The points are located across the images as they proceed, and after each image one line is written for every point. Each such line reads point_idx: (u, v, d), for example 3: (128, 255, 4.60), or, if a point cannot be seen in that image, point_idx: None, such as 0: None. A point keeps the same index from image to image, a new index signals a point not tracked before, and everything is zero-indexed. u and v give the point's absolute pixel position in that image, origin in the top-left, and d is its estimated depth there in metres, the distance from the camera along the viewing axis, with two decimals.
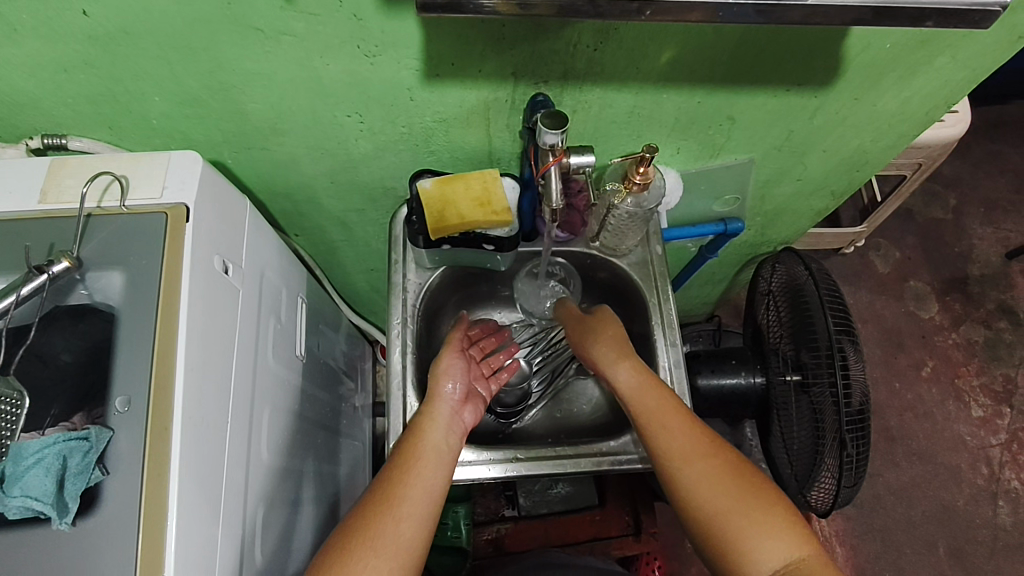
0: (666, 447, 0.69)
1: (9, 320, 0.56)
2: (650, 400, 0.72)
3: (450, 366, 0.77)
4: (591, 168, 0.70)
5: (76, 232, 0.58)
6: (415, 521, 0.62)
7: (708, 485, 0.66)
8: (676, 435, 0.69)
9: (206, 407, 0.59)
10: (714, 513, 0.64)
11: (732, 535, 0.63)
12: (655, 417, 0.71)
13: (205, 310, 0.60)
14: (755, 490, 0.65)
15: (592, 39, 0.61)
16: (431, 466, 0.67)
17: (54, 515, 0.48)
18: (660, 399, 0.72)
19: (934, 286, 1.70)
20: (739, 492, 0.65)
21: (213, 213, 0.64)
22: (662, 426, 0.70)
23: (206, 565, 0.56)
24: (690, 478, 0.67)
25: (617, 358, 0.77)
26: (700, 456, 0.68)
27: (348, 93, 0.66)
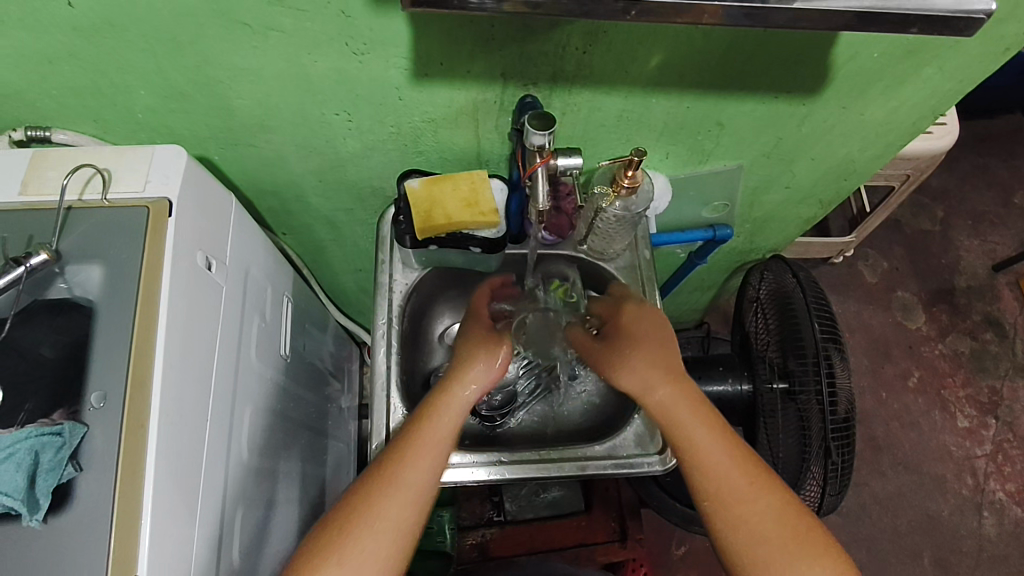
0: (708, 467, 0.63)
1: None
2: (683, 413, 0.65)
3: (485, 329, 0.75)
4: (578, 170, 0.70)
5: (55, 223, 0.58)
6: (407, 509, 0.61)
7: (747, 521, 0.61)
8: (723, 460, 0.63)
9: (185, 404, 0.58)
10: (749, 549, 0.60)
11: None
12: (702, 433, 0.64)
13: (185, 308, 0.59)
14: (803, 538, 0.60)
15: (580, 41, 0.61)
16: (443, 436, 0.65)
17: (24, 511, 0.47)
18: (707, 410, 0.65)
19: (921, 296, 1.71)
20: (787, 537, 0.60)
21: (195, 207, 0.63)
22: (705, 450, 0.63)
23: (179, 566, 0.55)
24: (740, 504, 0.61)
25: (657, 352, 0.68)
26: (749, 485, 0.62)
27: (336, 91, 0.66)
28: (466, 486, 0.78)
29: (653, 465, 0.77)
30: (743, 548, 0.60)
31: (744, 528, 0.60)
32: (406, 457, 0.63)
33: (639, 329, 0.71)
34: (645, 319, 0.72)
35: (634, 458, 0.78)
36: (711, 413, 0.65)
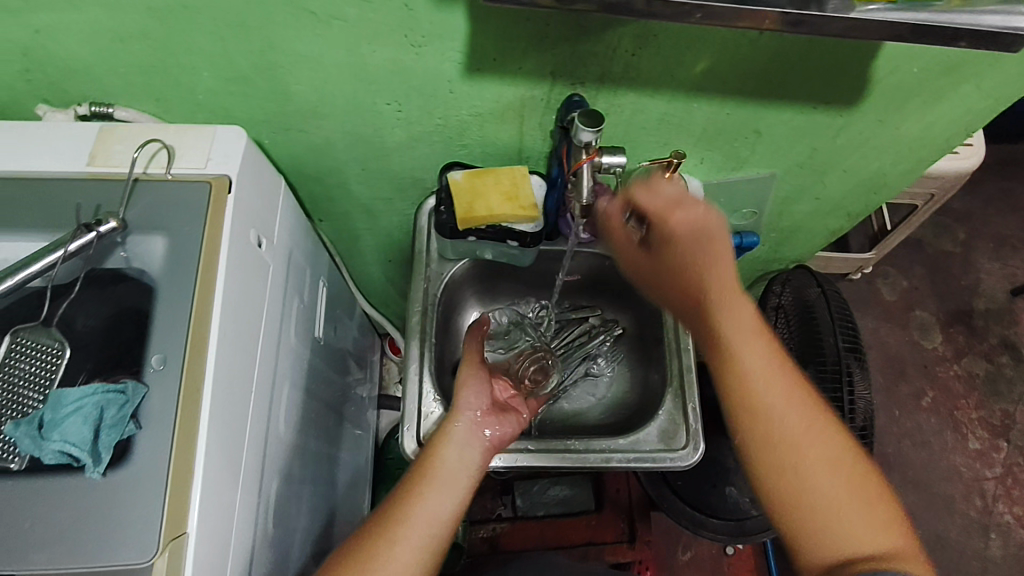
0: (754, 384, 0.59)
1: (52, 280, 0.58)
2: (732, 329, 0.60)
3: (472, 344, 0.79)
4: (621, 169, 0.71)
5: (123, 194, 0.60)
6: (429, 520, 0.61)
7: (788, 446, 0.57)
8: (786, 401, 0.58)
9: (233, 372, 0.60)
10: (799, 487, 0.56)
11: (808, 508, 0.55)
12: (755, 355, 0.59)
13: (238, 282, 0.62)
14: (852, 475, 0.56)
15: (630, 44, 0.64)
16: (445, 485, 0.65)
17: (88, 462, 0.50)
18: (761, 336, 0.61)
19: (939, 317, 1.72)
20: (836, 470, 0.56)
21: (251, 186, 0.66)
22: (763, 387, 0.59)
23: (222, 531, 0.58)
24: (802, 450, 0.56)
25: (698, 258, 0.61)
26: (797, 414, 0.58)
27: (390, 82, 0.68)
28: (490, 472, 0.79)
29: (676, 460, 0.79)
30: (799, 495, 0.55)
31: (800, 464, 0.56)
32: (430, 473, 0.65)
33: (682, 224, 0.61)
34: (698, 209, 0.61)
35: (657, 452, 0.79)
36: (761, 335, 0.61)
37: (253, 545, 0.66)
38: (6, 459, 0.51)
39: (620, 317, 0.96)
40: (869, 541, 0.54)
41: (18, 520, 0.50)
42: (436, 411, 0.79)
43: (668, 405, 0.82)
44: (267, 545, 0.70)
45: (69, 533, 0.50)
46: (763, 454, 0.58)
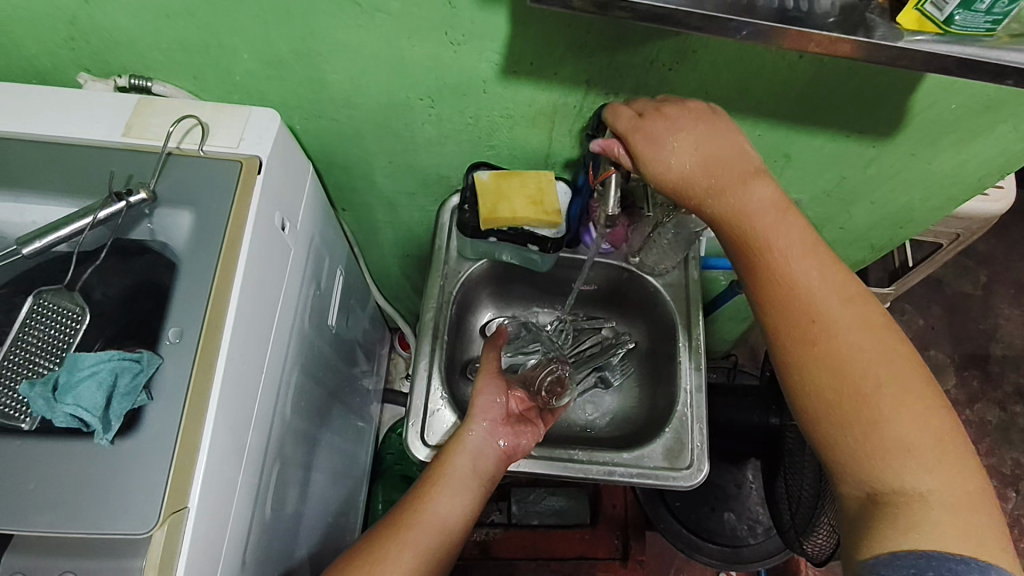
0: (799, 308, 0.58)
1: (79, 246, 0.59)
2: (777, 240, 0.59)
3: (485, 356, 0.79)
4: None
5: (155, 166, 0.61)
6: (433, 525, 0.65)
7: (834, 377, 0.56)
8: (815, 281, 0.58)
9: (246, 352, 0.61)
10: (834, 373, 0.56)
11: (854, 445, 0.55)
12: (801, 274, 0.58)
13: (259, 263, 0.62)
14: (907, 398, 0.54)
15: (668, 58, 0.64)
16: (454, 493, 0.68)
17: (98, 429, 0.50)
18: (808, 251, 0.59)
19: (954, 359, 1.70)
20: (883, 389, 0.54)
21: (280, 169, 0.66)
22: (791, 269, 0.58)
23: (221, 509, 0.58)
24: (835, 332, 0.57)
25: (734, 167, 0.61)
26: (849, 336, 0.56)
27: (426, 78, 0.69)
28: None
29: (678, 480, 0.78)
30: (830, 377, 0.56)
31: (833, 351, 0.56)
32: (438, 479, 0.68)
33: (719, 135, 0.61)
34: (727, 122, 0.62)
35: (660, 470, 0.78)
36: (811, 245, 0.59)
37: (250, 526, 0.66)
38: (18, 419, 0.51)
39: (634, 332, 0.96)
40: (905, 430, 0.53)
41: (23, 480, 0.50)
42: (443, 409, 0.78)
43: (675, 423, 0.82)
44: (264, 527, 0.70)
45: (71, 497, 0.50)
46: (805, 370, 0.57)
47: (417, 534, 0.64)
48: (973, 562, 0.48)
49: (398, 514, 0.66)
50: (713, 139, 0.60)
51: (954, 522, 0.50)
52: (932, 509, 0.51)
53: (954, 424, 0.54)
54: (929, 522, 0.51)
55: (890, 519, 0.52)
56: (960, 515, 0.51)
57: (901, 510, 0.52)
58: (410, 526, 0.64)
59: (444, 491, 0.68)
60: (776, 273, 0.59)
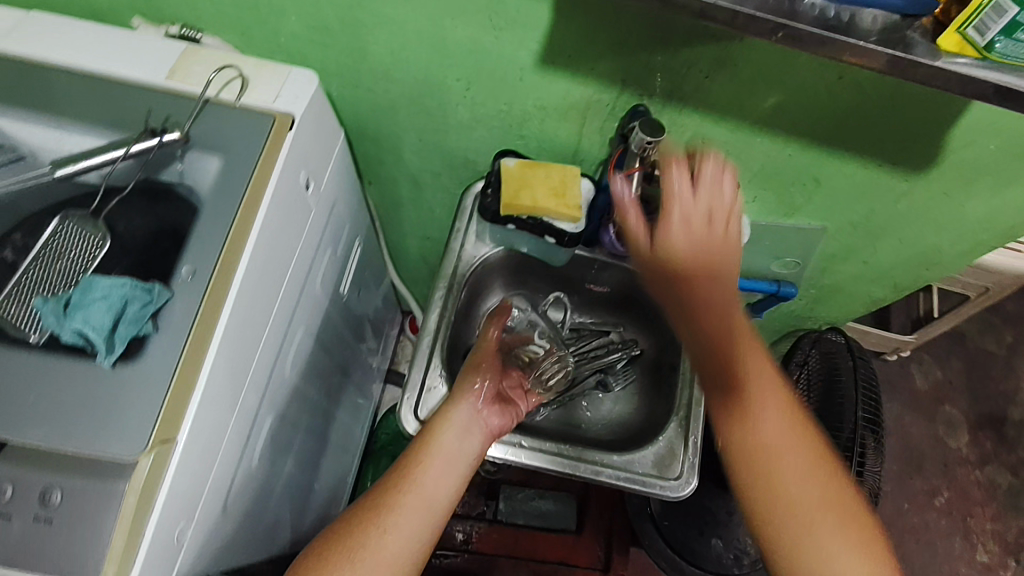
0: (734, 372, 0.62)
1: (107, 176, 0.60)
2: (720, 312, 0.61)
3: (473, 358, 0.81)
4: None
5: (192, 111, 0.62)
6: (418, 506, 0.64)
7: (768, 441, 0.60)
8: (774, 419, 0.61)
9: (252, 300, 0.62)
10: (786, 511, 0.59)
11: (774, 503, 0.60)
12: (763, 412, 0.61)
13: (275, 216, 0.63)
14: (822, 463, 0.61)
15: (707, 65, 0.64)
16: (440, 469, 0.67)
17: (101, 350, 0.51)
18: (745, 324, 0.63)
19: (969, 416, 1.66)
20: (826, 524, 0.58)
21: (311, 131, 0.67)
22: (755, 404, 0.61)
23: (207, 449, 0.59)
24: (787, 473, 0.60)
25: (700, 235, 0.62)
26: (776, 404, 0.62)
27: (465, 60, 0.70)
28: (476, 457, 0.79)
29: (665, 488, 0.77)
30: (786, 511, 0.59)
31: (783, 496, 0.59)
32: (425, 452, 0.68)
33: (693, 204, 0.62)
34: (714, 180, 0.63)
35: (648, 475, 0.78)
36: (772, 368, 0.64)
37: (234, 471, 0.67)
38: (26, 331, 0.53)
39: (642, 340, 0.95)
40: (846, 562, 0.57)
41: (24, 392, 0.52)
42: (439, 386, 0.79)
43: (669, 431, 0.81)
44: (247, 476, 0.72)
45: (67, 414, 0.51)
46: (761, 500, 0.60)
47: (402, 517, 0.63)
48: None
49: (380, 491, 0.65)
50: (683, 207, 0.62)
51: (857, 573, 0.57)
52: None
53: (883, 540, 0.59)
54: None
55: None
56: None
57: None
58: (391, 507, 0.63)
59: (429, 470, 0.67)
60: (744, 399, 0.61)
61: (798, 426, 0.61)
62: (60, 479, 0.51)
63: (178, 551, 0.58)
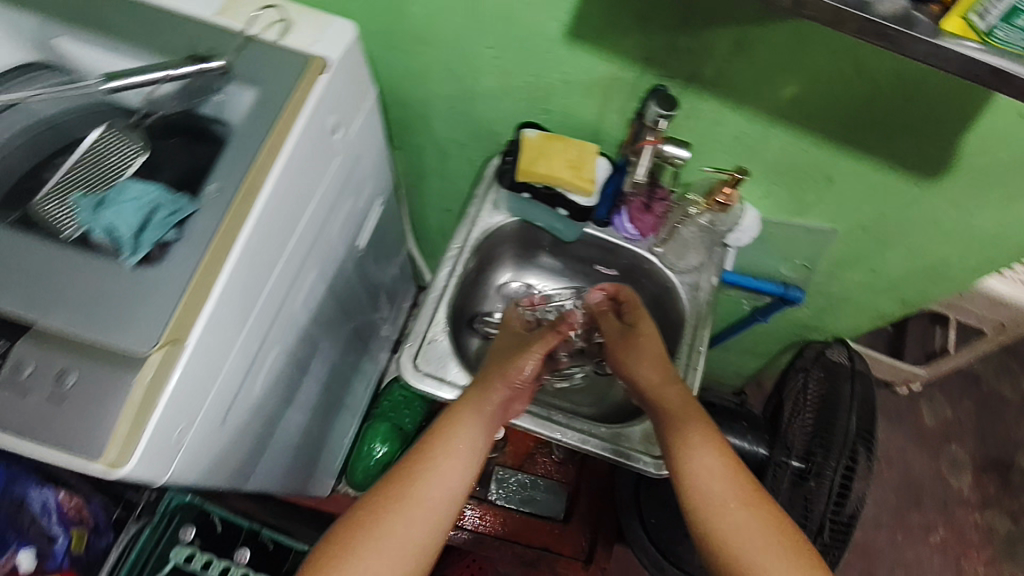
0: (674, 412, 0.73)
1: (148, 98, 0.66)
2: (642, 365, 0.77)
3: (503, 347, 0.80)
4: (682, 162, 0.70)
5: (235, 45, 0.66)
6: (440, 496, 0.67)
7: (702, 476, 0.68)
8: (709, 464, 0.68)
9: (269, 228, 0.65)
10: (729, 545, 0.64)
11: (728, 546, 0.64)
12: (695, 454, 0.69)
13: (301, 152, 0.67)
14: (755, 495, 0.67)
15: (727, 49, 0.66)
16: (458, 464, 0.70)
17: (126, 247, 0.55)
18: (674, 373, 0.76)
19: (975, 458, 1.63)
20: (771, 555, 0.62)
21: (344, 77, 0.71)
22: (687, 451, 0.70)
23: (213, 360, 0.63)
24: (723, 513, 0.65)
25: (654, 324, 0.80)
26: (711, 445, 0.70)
27: (496, 27, 0.73)
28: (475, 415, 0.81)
29: (649, 465, 0.79)
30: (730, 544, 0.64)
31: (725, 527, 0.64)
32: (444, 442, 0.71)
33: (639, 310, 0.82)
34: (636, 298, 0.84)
35: (634, 450, 0.80)
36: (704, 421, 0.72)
37: (237, 393, 0.71)
38: (60, 226, 0.57)
39: None
40: None
41: (51, 279, 0.55)
42: (441, 339, 0.82)
43: None
44: (249, 402, 0.75)
45: (88, 303, 0.55)
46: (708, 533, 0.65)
47: (425, 507, 0.66)
48: None
49: (398, 479, 0.68)
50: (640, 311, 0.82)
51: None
52: None
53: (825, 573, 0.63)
54: None
55: None
56: None
57: None
58: (412, 497, 0.66)
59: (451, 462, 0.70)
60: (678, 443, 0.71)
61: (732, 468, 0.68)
62: (77, 364, 0.55)
63: (176, 452, 0.61)
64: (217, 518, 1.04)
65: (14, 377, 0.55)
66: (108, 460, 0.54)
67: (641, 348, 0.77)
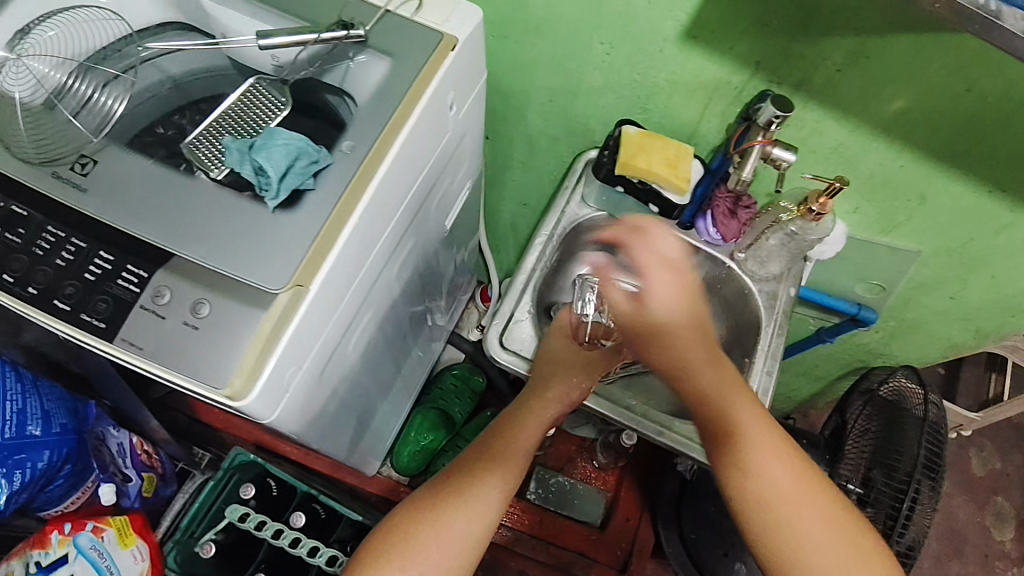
0: (722, 420, 0.67)
1: (280, 68, 0.70)
2: (674, 350, 0.67)
3: (559, 350, 0.82)
4: (787, 166, 0.72)
5: (375, 18, 0.70)
6: (501, 494, 0.70)
7: (766, 476, 0.64)
8: (767, 457, 0.65)
9: (390, 192, 0.68)
10: (785, 539, 0.62)
11: (783, 540, 0.62)
12: (757, 449, 0.65)
13: (425, 123, 0.69)
14: (824, 497, 0.63)
15: (842, 59, 0.68)
16: (512, 467, 0.73)
17: (270, 190, 0.59)
18: (715, 357, 0.68)
19: (1022, 513, 1.59)
20: (831, 551, 0.61)
21: (467, 57, 0.74)
22: (744, 446, 0.65)
23: (329, 311, 0.65)
24: (780, 509, 0.63)
25: (689, 314, 0.67)
26: (770, 451, 0.65)
27: (613, 23, 0.76)
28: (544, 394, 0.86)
29: None
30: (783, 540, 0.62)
31: (779, 524, 0.63)
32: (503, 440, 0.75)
33: (661, 283, 0.66)
34: (687, 272, 0.68)
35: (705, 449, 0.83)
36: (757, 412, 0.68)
37: (337, 348, 0.73)
38: (209, 167, 0.61)
39: None
40: None
41: (197, 216, 0.59)
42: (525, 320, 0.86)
43: None
44: (343, 361, 0.78)
45: (229, 240, 0.59)
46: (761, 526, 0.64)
47: (484, 508, 0.69)
48: None
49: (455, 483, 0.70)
50: (662, 295, 0.66)
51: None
52: None
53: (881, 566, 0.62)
54: None
55: None
56: None
57: None
58: (474, 497, 0.69)
59: (508, 466, 0.72)
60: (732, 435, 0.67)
61: (791, 463, 0.64)
62: (210, 296, 0.58)
63: (284, 395, 0.63)
64: (273, 482, 1.05)
65: (154, 302, 0.58)
66: (230, 390, 0.57)
67: (677, 332, 0.67)
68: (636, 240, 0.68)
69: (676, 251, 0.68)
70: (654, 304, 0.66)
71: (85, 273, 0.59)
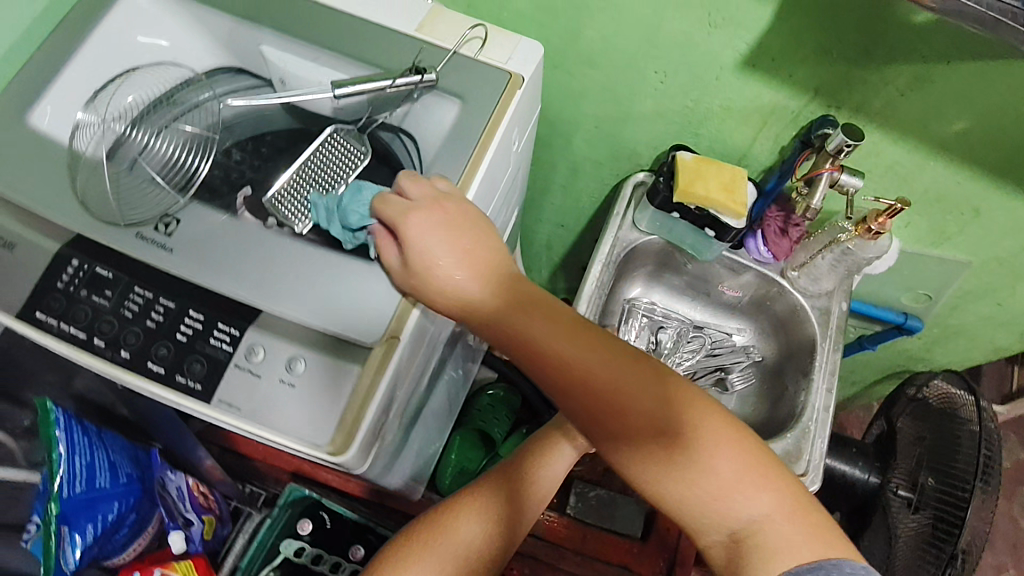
0: (563, 375, 0.55)
1: (339, 109, 0.69)
2: (442, 257, 0.59)
3: None
4: (854, 190, 0.77)
5: (443, 60, 0.70)
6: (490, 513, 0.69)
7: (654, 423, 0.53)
8: (626, 387, 0.53)
9: None
10: (671, 475, 0.52)
11: (667, 475, 0.52)
12: (622, 382, 0.54)
13: (495, 162, 0.69)
14: (720, 422, 0.53)
15: (905, 84, 0.69)
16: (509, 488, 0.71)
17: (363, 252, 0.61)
18: (579, 330, 0.57)
19: None
20: (711, 452, 0.51)
21: (529, 93, 0.74)
22: (604, 389, 0.54)
23: (412, 358, 0.65)
24: (653, 440, 0.52)
25: (493, 282, 0.60)
26: (635, 383, 0.54)
27: (669, 54, 0.76)
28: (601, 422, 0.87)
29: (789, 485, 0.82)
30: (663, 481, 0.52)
31: (668, 463, 0.52)
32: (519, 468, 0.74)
33: (434, 228, 0.59)
34: (464, 211, 0.60)
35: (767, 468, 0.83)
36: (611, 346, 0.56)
37: (411, 391, 0.73)
38: (294, 221, 0.61)
39: (762, 346, 1.00)
40: (742, 494, 0.51)
41: (284, 271, 0.59)
42: None
43: (796, 430, 0.85)
44: (412, 400, 0.78)
45: (321, 295, 0.59)
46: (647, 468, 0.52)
47: (467, 526, 0.67)
48: (828, 564, 0.48)
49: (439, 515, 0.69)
50: (439, 254, 0.59)
51: (800, 536, 0.50)
52: (771, 536, 0.49)
53: (774, 470, 0.52)
54: (775, 549, 0.49)
55: (755, 554, 0.49)
56: (803, 529, 0.50)
57: (753, 545, 0.50)
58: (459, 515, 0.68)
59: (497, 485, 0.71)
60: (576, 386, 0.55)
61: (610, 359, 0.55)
62: (304, 352, 0.58)
63: (373, 445, 0.63)
64: (326, 513, 1.03)
65: (248, 360, 0.58)
66: (331, 447, 0.57)
67: (454, 241, 0.59)
68: (384, 244, 0.60)
69: (436, 186, 0.62)
70: (444, 278, 0.59)
71: (177, 332, 0.58)
